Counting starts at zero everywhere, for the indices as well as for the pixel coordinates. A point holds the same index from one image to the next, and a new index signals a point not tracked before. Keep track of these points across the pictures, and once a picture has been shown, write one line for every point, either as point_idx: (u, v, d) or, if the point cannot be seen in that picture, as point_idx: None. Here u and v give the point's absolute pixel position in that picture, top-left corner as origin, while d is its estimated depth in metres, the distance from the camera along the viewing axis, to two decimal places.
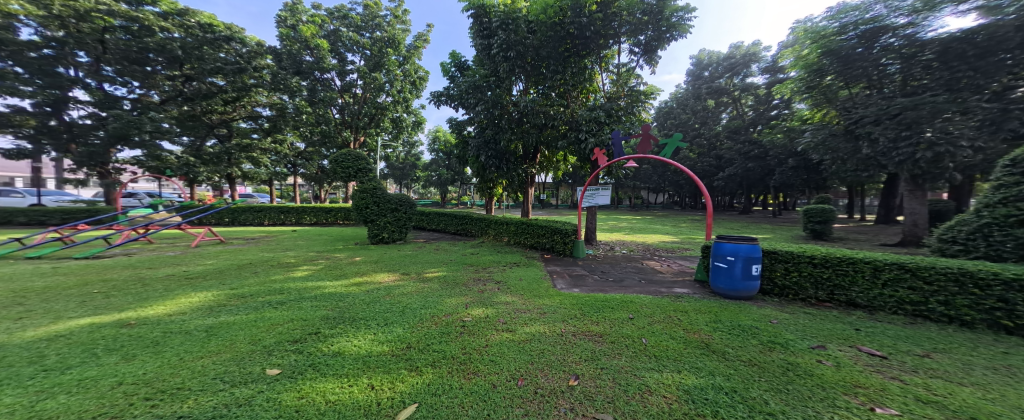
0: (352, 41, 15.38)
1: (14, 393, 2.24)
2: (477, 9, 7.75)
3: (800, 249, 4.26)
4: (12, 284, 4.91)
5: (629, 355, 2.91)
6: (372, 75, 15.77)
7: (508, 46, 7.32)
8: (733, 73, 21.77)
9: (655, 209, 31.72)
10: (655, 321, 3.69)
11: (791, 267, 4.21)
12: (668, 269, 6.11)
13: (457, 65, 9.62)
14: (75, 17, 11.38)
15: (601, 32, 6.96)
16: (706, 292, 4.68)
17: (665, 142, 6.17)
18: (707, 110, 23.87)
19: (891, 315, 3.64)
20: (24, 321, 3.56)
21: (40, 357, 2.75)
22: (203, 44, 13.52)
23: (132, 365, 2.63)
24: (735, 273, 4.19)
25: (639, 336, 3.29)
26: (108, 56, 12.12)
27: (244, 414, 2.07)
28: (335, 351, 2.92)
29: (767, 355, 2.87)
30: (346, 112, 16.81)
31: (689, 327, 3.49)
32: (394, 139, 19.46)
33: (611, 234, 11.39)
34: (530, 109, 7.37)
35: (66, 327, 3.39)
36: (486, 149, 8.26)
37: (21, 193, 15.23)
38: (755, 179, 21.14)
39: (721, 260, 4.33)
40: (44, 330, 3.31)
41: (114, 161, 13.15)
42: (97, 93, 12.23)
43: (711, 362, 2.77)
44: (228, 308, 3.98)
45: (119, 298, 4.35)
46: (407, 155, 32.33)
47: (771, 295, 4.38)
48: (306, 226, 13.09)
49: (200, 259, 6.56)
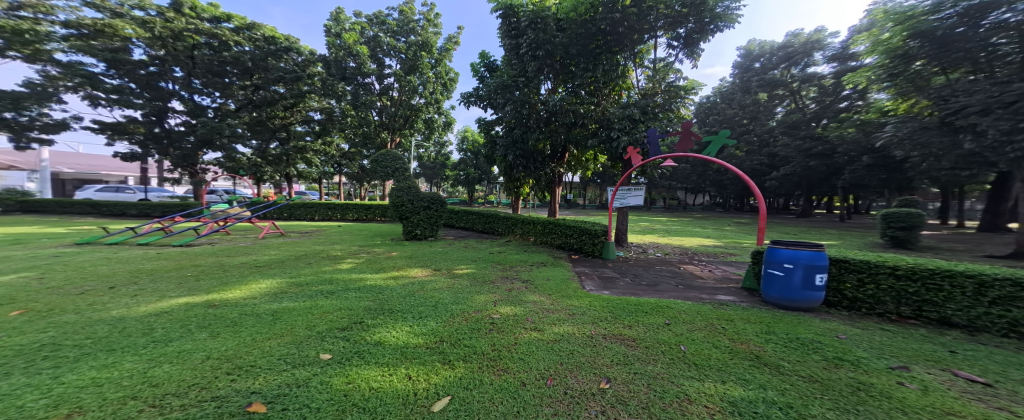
0: (389, 45, 16.19)
1: (132, 360, 2.71)
2: (505, 9, 7.77)
3: (877, 258, 3.81)
4: (128, 266, 5.94)
5: (666, 362, 2.82)
6: (406, 78, 16.44)
7: (537, 45, 7.39)
8: (791, 63, 19.67)
9: (696, 210, 30.06)
10: (695, 328, 3.52)
11: (866, 278, 3.77)
12: (710, 275, 5.75)
13: (486, 66, 9.79)
14: (172, 37, 13.43)
15: (635, 27, 6.64)
16: (755, 300, 4.37)
17: (709, 140, 5.77)
18: (757, 105, 22.08)
19: (1000, 338, 3.13)
20: (138, 298, 4.28)
21: (149, 330, 3.30)
22: (267, 56, 14.94)
23: (217, 342, 3.07)
24: (793, 282, 3.85)
25: (677, 343, 3.18)
26: (197, 70, 14.21)
27: (302, 395, 2.31)
28: (377, 341, 3.18)
29: (833, 372, 2.62)
30: (384, 114, 17.50)
31: (735, 337, 3.30)
32: (427, 139, 19.96)
33: (643, 236, 10.96)
34: (559, 108, 7.23)
35: (167, 305, 4.03)
36: (514, 149, 8.25)
37: (132, 189, 18.09)
38: (820, 179, 19.07)
39: (776, 267, 3.98)
40: (152, 306, 3.96)
41: (201, 162, 15.09)
42: (189, 103, 14.33)
43: (763, 374, 2.60)
44: (288, 295, 4.46)
45: (207, 281, 5.07)
46: (438, 155, 32.94)
47: (838, 308, 3.96)
48: (349, 222, 13.98)
49: (265, 250, 7.35)
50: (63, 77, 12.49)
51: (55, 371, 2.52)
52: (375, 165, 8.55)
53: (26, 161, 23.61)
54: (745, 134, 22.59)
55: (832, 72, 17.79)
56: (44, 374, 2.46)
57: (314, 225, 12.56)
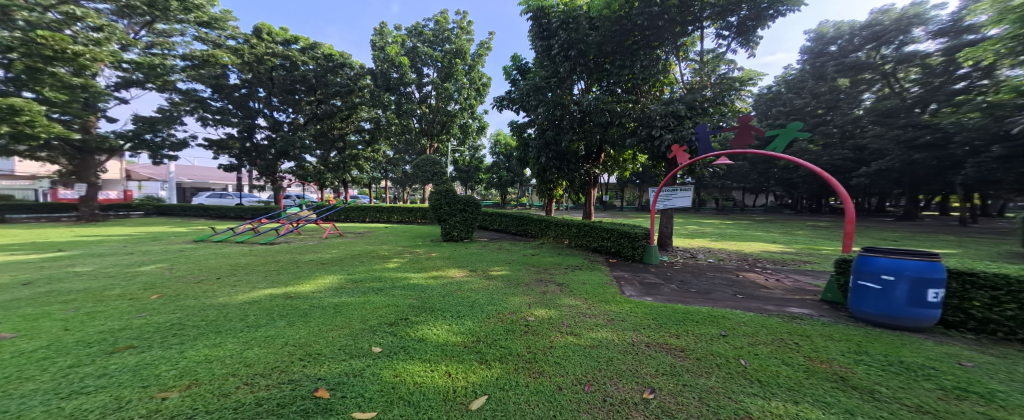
0: (426, 55, 16.80)
1: (233, 341, 3.19)
2: (536, 11, 7.77)
3: (1016, 271, 3.07)
4: (226, 260, 7.00)
5: (723, 376, 2.57)
6: (443, 84, 16.77)
7: (569, 45, 7.29)
8: (881, 43, 17.05)
9: (757, 213, 27.20)
10: (758, 342, 3.16)
11: (1002, 297, 3.06)
12: (776, 286, 5.09)
13: (517, 68, 9.87)
14: (256, 61, 15.93)
15: (677, 19, 6.28)
16: (839, 316, 3.78)
17: (775, 134, 5.14)
18: (836, 92, 19.27)
19: None
20: (235, 287, 5.04)
21: (244, 316, 3.87)
22: (327, 72, 16.74)
23: (292, 329, 3.49)
24: (895, 298, 3.23)
25: (735, 356, 2.88)
26: (274, 89, 16.63)
27: (358, 384, 2.51)
28: (420, 337, 3.36)
29: (951, 404, 2.15)
30: (423, 121, 18.11)
31: (813, 354, 2.89)
32: (462, 144, 20.42)
33: (691, 240, 10.10)
34: (594, 107, 6.99)
35: (256, 294, 4.67)
36: (547, 151, 8.18)
37: (230, 195, 21.35)
38: (931, 174, 15.96)
39: (871, 280, 3.38)
40: (246, 295, 4.63)
41: (280, 171, 17.20)
42: (271, 119, 16.66)
43: (850, 398, 2.24)
44: (346, 290, 4.92)
45: (284, 275, 5.80)
46: (472, 158, 31.45)
47: (960, 330, 3.26)
48: (393, 224, 14.96)
49: (326, 249, 8.14)
50: (183, 102, 15.41)
51: (181, 346, 3.06)
52: (416, 169, 8.99)
53: (158, 175, 29.05)
54: (822, 125, 19.81)
55: (939, 49, 15.06)
56: (173, 349, 3.00)
57: (366, 227, 13.67)
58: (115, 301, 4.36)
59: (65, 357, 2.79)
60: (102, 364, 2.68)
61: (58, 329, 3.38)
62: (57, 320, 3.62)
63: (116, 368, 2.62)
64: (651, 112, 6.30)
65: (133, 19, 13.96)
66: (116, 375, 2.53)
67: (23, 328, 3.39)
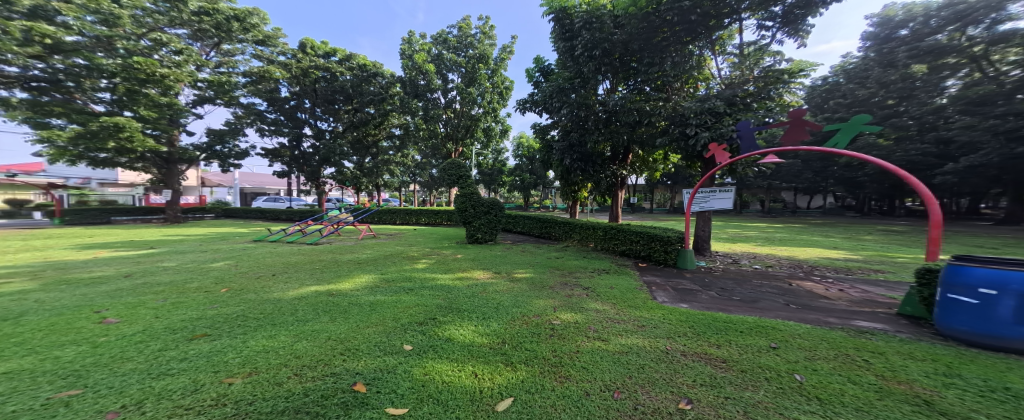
0: (451, 61, 16.72)
1: (285, 333, 3.42)
2: (558, 12, 7.62)
3: None
4: (276, 259, 7.58)
5: (774, 390, 2.30)
6: (466, 89, 16.64)
7: (593, 45, 7.04)
8: (965, 24, 15.00)
9: (813, 216, 24.64)
10: (817, 357, 2.80)
11: None
12: (839, 296, 4.52)
13: (540, 70, 9.76)
14: (301, 75, 17.28)
15: (711, 13, 5.88)
16: (922, 333, 3.24)
17: (836, 128, 4.59)
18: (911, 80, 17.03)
19: None
20: (286, 284, 5.43)
21: (295, 310, 4.14)
22: (361, 81, 17.64)
23: (332, 325, 3.68)
24: (1001, 316, 2.69)
25: (789, 371, 2.57)
26: (317, 100, 17.86)
27: (389, 380, 2.56)
28: (447, 337, 3.38)
29: None
30: (448, 126, 17.91)
31: (888, 374, 2.51)
32: (485, 147, 20.39)
33: (733, 245, 9.33)
34: (620, 107, 6.70)
35: (304, 291, 5.00)
36: (571, 152, 7.94)
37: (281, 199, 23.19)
38: None
39: (968, 293, 2.87)
40: (296, 292, 4.97)
41: (323, 177, 18.42)
42: (316, 128, 17.93)
43: None
44: (381, 289, 5.12)
45: (325, 273, 6.16)
46: (494, 160, 31.59)
47: None
48: (422, 226, 15.39)
49: (360, 250, 8.53)
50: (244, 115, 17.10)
51: (244, 337, 3.34)
52: (443, 173, 9.10)
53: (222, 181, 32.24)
54: (894, 117, 17.58)
55: None
56: (237, 339, 3.27)
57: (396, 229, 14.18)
58: (192, 293, 4.86)
59: (155, 342, 3.14)
60: (183, 349, 2.99)
61: (150, 316, 3.83)
62: (150, 308, 4.11)
63: (194, 354, 2.91)
64: (684, 110, 5.92)
65: (204, 42, 15.77)
66: (193, 360, 2.80)
67: (124, 314, 3.90)
